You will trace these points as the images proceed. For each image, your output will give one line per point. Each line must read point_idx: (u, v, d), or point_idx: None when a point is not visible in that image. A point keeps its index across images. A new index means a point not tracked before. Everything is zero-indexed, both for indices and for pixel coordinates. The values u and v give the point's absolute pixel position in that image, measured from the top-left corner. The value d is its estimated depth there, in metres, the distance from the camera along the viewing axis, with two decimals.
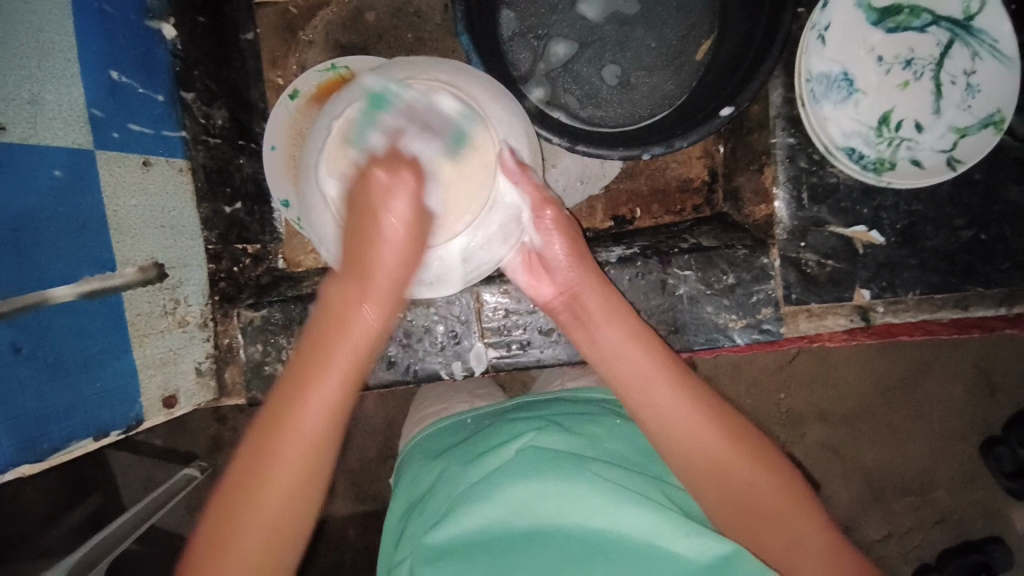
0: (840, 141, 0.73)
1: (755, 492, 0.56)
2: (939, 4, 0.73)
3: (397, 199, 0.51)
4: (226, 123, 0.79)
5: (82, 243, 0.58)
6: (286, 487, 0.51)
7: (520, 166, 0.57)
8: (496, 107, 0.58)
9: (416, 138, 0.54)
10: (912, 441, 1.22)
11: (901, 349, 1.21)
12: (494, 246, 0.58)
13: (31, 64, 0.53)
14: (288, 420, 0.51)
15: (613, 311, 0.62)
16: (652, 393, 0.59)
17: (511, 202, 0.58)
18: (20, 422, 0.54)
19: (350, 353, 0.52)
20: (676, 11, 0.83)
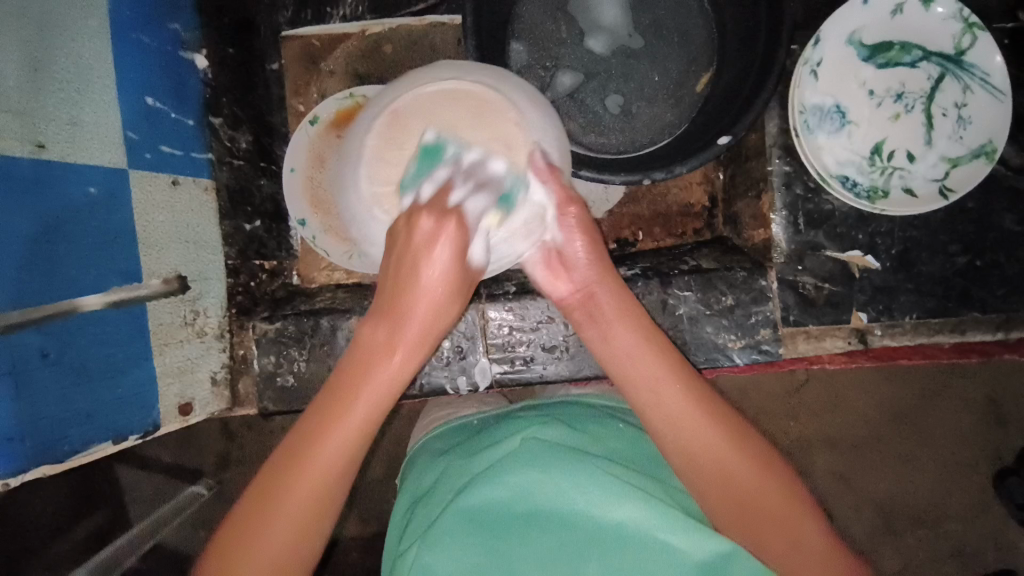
0: (834, 170, 0.76)
1: (758, 495, 0.56)
2: (931, 40, 0.76)
3: (438, 253, 0.54)
4: (250, 146, 0.84)
5: (111, 256, 0.61)
6: (304, 513, 0.53)
7: (550, 167, 0.56)
8: (533, 110, 0.57)
9: (465, 190, 0.54)
10: (924, 472, 1.21)
11: (908, 376, 1.21)
12: (516, 241, 0.58)
13: (72, 89, 0.58)
14: (314, 452, 0.53)
15: (627, 312, 0.62)
16: (662, 391, 0.59)
17: (538, 201, 0.56)
18: (45, 427, 0.56)
19: (381, 397, 0.56)
20: (678, 45, 0.88)
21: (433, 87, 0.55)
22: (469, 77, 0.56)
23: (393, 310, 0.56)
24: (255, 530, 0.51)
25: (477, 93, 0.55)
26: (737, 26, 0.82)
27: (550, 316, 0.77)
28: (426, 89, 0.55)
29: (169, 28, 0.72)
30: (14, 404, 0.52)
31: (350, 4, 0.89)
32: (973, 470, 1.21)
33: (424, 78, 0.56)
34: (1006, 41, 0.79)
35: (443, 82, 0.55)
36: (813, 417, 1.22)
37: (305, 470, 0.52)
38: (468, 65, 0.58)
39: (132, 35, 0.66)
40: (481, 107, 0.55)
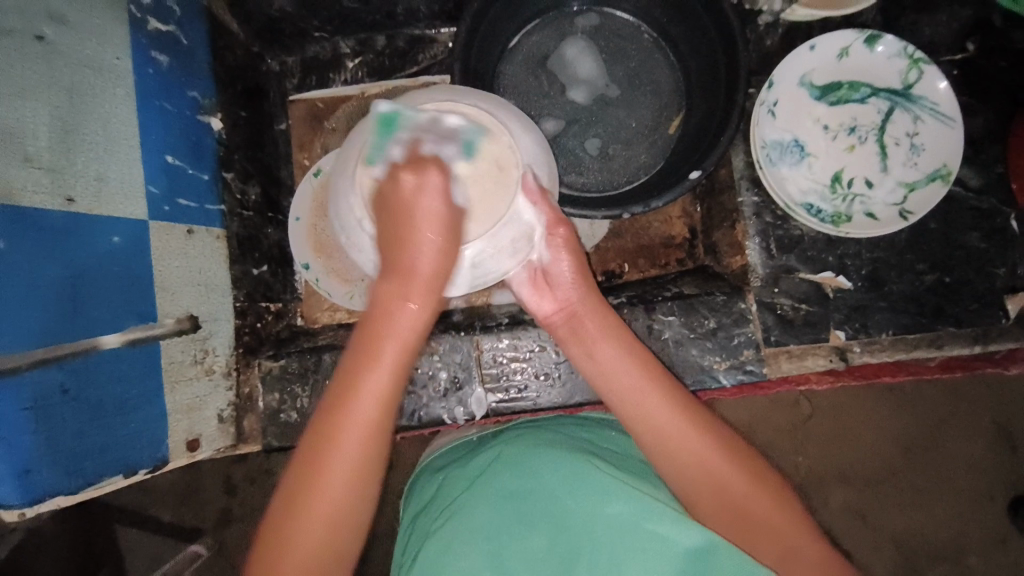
0: (798, 198, 0.83)
1: (749, 501, 0.58)
2: (879, 77, 0.83)
3: (428, 197, 0.54)
4: (258, 198, 0.91)
5: (129, 298, 0.66)
6: (344, 480, 0.55)
7: (540, 190, 0.61)
8: (527, 138, 0.62)
9: (433, 142, 0.58)
10: (939, 504, 1.20)
11: (916, 407, 1.21)
12: (503, 257, 0.61)
13: (99, 150, 0.64)
14: (339, 415, 0.55)
15: (610, 330, 0.65)
16: (648, 404, 0.61)
17: (528, 220, 0.60)
18: (62, 460, 0.58)
19: (393, 351, 0.56)
20: (651, 94, 0.96)
21: (430, 108, 0.59)
22: (464, 100, 0.61)
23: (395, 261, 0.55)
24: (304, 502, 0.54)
25: (471, 115, 0.60)
26: (702, 73, 0.90)
27: (541, 344, 0.81)
28: (423, 107, 0.59)
29: (188, 95, 0.80)
30: (33, 438, 0.55)
31: (351, 71, 1.03)
32: (989, 500, 1.19)
33: (419, 99, 0.61)
34: (957, 72, 0.86)
35: (440, 102, 0.60)
36: (821, 448, 1.22)
37: (334, 433, 0.54)
38: (463, 90, 0.63)
39: (155, 102, 0.74)
40: (477, 129, 0.60)
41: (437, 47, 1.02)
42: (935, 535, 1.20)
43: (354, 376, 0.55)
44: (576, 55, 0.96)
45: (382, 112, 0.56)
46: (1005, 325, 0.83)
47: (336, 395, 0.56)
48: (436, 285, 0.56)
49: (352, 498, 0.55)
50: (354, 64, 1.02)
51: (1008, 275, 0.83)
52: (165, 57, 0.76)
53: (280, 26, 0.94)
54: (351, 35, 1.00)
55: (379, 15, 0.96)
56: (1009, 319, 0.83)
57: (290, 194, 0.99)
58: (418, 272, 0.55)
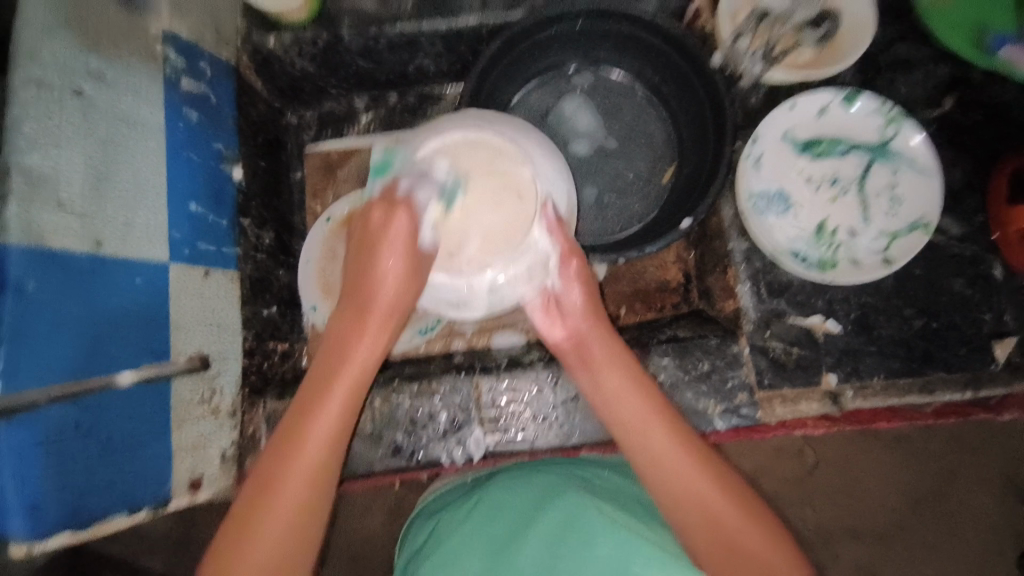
0: (785, 246, 0.86)
1: (745, 540, 0.58)
2: (858, 133, 0.89)
3: (394, 239, 0.63)
4: (271, 242, 0.96)
5: (145, 336, 0.70)
6: (309, 468, 0.62)
7: (557, 221, 0.66)
8: (549, 165, 0.67)
9: (413, 186, 0.64)
10: (950, 558, 1.18)
11: (923, 458, 1.20)
12: (518, 284, 0.66)
13: (127, 196, 0.69)
14: (298, 431, 0.62)
15: (614, 356, 0.68)
16: (648, 434, 0.63)
17: (543, 249, 0.65)
18: (69, 496, 0.60)
19: (352, 372, 0.65)
20: (646, 147, 1.02)
21: (459, 135, 0.65)
22: (490, 126, 0.66)
23: (359, 298, 0.67)
24: (272, 485, 0.61)
25: (498, 143, 0.65)
26: (693, 128, 0.96)
27: (540, 385, 0.83)
28: (452, 134, 0.65)
29: (213, 146, 0.86)
30: (44, 473, 0.57)
31: (363, 124, 1.10)
32: (999, 555, 1.17)
33: (434, 129, 0.66)
34: (934, 127, 0.91)
35: (466, 130, 0.65)
36: (829, 497, 1.20)
37: (292, 449, 0.61)
38: (490, 115, 0.68)
39: (183, 153, 0.80)
40: (499, 157, 0.65)
41: (445, 103, 1.09)
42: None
43: (310, 399, 0.64)
44: (574, 110, 1.03)
45: (376, 159, 0.66)
46: (995, 370, 0.85)
47: (301, 406, 0.64)
48: (390, 317, 0.66)
49: (318, 479, 0.62)
50: (367, 117, 1.10)
51: (994, 321, 0.85)
52: (195, 113, 0.83)
53: (300, 84, 1.01)
54: (365, 92, 1.07)
55: (392, 75, 1.04)
56: (998, 364, 0.85)
57: (301, 238, 1.04)
58: (374, 308, 0.66)
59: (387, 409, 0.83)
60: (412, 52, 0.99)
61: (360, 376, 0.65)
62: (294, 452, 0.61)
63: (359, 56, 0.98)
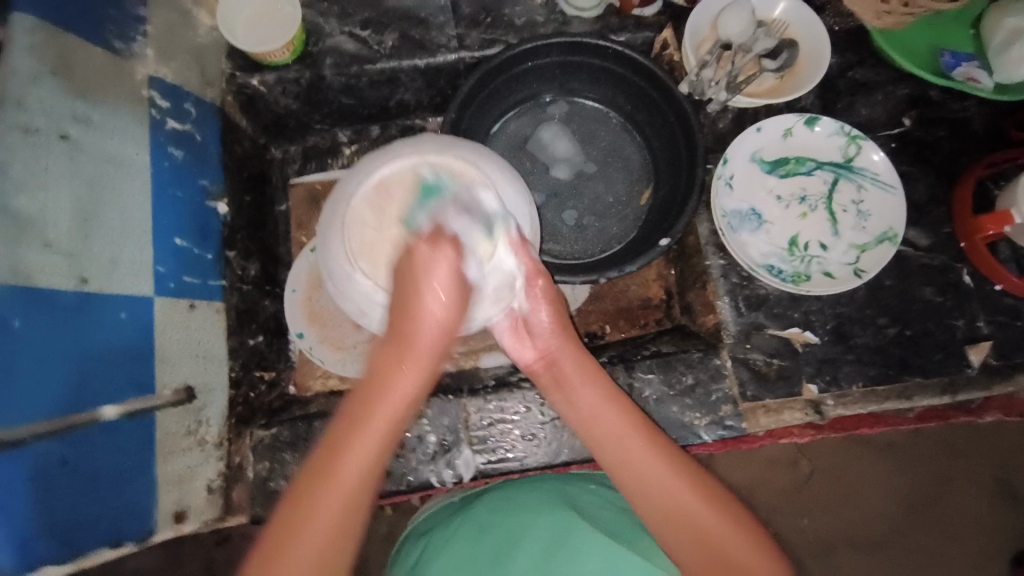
0: (760, 261, 0.89)
1: (730, 549, 0.59)
2: (822, 153, 0.93)
3: (441, 271, 0.58)
4: (257, 273, 0.97)
5: (131, 370, 0.70)
6: (338, 515, 0.57)
7: (521, 242, 0.64)
8: (507, 187, 0.66)
9: (455, 217, 0.60)
10: (950, 565, 1.18)
11: (915, 464, 1.21)
12: (484, 304, 0.64)
13: (114, 234, 0.71)
14: (330, 476, 0.58)
15: (589, 374, 0.68)
16: (628, 448, 0.64)
17: (507, 268, 0.63)
18: (53, 533, 0.59)
19: (391, 419, 0.59)
20: (622, 170, 1.05)
21: (415, 159, 0.64)
22: (449, 149, 0.65)
23: (400, 328, 0.59)
24: (297, 532, 0.56)
25: (454, 165, 0.64)
26: (666, 151, 1.00)
27: (527, 405, 0.84)
28: (409, 158, 0.64)
29: (198, 183, 0.88)
30: (27, 511, 0.57)
31: (347, 156, 1.12)
32: (997, 558, 1.18)
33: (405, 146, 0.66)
34: (894, 144, 0.96)
35: (424, 153, 0.64)
36: (824, 506, 1.20)
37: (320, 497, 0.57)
38: (449, 139, 0.67)
39: (169, 191, 0.82)
40: (459, 178, 0.63)
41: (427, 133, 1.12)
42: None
43: (347, 442, 0.58)
44: (551, 136, 1.06)
45: (426, 180, 0.63)
46: (971, 374, 0.87)
47: (335, 446, 0.58)
48: (435, 355, 0.60)
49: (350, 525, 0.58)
50: (351, 150, 1.12)
51: (967, 326, 0.89)
52: (180, 151, 0.85)
53: (285, 120, 1.04)
54: (348, 125, 1.11)
55: (374, 109, 1.08)
56: (974, 369, 0.87)
57: (287, 268, 1.05)
58: (419, 346, 0.59)
59: None
60: (393, 87, 1.03)
61: (398, 420, 0.60)
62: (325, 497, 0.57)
63: (343, 92, 1.01)
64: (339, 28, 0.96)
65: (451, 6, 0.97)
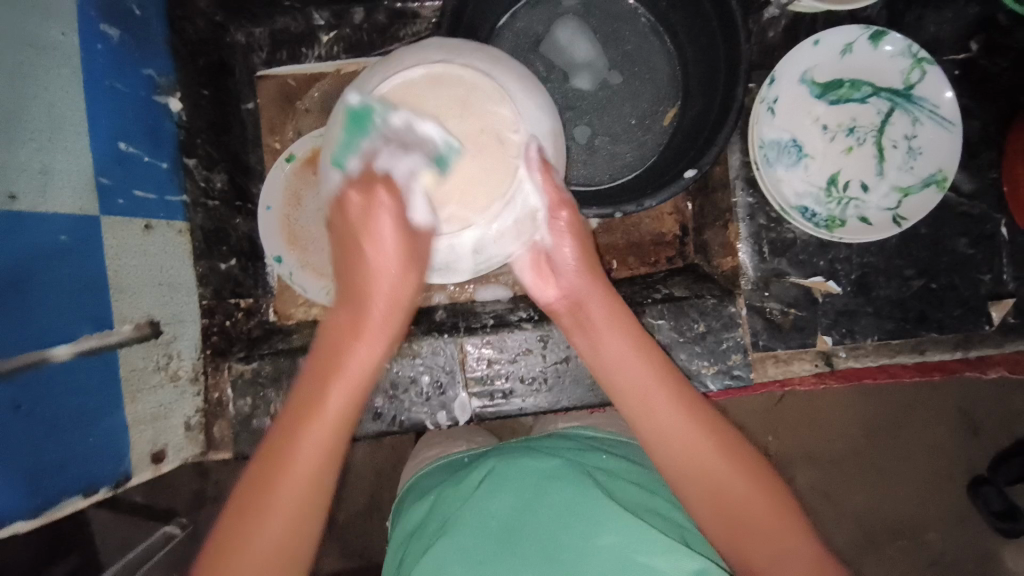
0: (794, 202, 0.80)
1: (748, 504, 0.57)
2: (881, 76, 0.80)
3: (382, 220, 0.53)
4: (224, 186, 0.85)
5: (84, 303, 0.61)
6: (299, 484, 0.52)
7: (544, 165, 0.55)
8: (530, 101, 0.56)
9: (392, 156, 0.53)
10: (900, 483, 1.20)
11: (885, 391, 1.20)
12: (505, 241, 0.56)
13: (42, 137, 0.57)
14: (283, 447, 0.53)
15: (615, 320, 0.62)
16: (653, 402, 0.59)
17: (529, 201, 0.56)
18: (16, 481, 0.54)
19: (348, 385, 0.55)
20: (648, 83, 0.91)
21: (423, 71, 0.54)
22: (460, 61, 0.55)
23: (354, 289, 0.56)
24: (254, 511, 0.52)
25: (468, 80, 0.55)
26: (700, 63, 0.86)
27: (528, 348, 0.78)
28: (414, 71, 0.55)
29: (143, 73, 0.72)
30: None
31: (325, 45, 0.94)
32: (949, 480, 1.20)
33: (413, 56, 0.56)
34: (958, 72, 0.84)
35: (433, 65, 0.55)
36: (796, 440, 1.20)
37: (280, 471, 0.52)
38: (459, 46, 0.57)
39: (104, 83, 0.67)
40: (473, 95, 0.55)
41: (420, 23, 0.93)
42: (903, 519, 1.20)
43: (298, 414, 0.54)
44: (570, 38, 0.90)
45: (352, 106, 0.53)
46: (987, 331, 0.84)
47: (290, 419, 0.54)
48: (391, 317, 0.56)
49: (314, 489, 0.53)
50: (329, 38, 0.93)
51: (993, 281, 0.84)
52: (116, 30, 0.69)
53: None
54: (326, 5, 0.90)
55: None
56: (991, 325, 0.84)
57: (259, 181, 0.93)
58: (373, 309, 0.56)
59: None
60: None
61: (360, 387, 0.56)
62: (281, 469, 0.52)
63: None
64: None
65: None
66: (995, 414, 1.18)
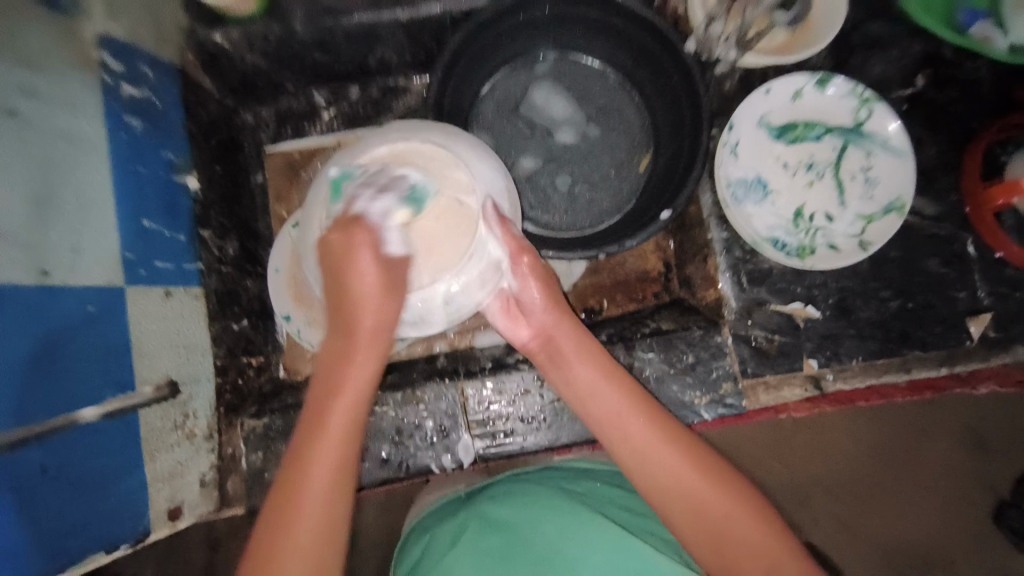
0: (765, 234, 0.86)
1: (730, 521, 0.59)
2: (833, 116, 0.88)
3: (363, 259, 0.56)
4: (236, 252, 0.91)
5: (108, 368, 0.66)
6: (314, 525, 0.55)
7: (501, 220, 0.61)
8: (483, 165, 0.63)
9: (366, 201, 0.57)
10: (920, 510, 1.18)
11: (892, 416, 1.20)
12: (473, 291, 0.62)
13: (74, 219, 0.65)
14: (293, 489, 0.56)
15: (586, 349, 0.65)
16: (629, 429, 0.62)
17: (492, 252, 0.61)
18: (44, 540, 0.57)
19: (346, 407, 0.59)
20: (622, 134, 0.99)
21: (385, 147, 0.61)
22: (416, 137, 0.62)
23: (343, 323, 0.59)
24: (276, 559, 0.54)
25: (427, 151, 0.61)
26: (667, 112, 0.94)
27: (526, 388, 0.82)
28: (378, 149, 0.61)
29: (163, 156, 0.81)
30: (13, 521, 0.54)
31: (326, 120, 1.04)
32: (969, 504, 1.18)
33: (376, 138, 0.63)
34: (906, 106, 0.91)
35: (393, 143, 0.61)
36: (806, 469, 1.20)
37: (291, 513, 0.55)
38: (414, 122, 0.64)
39: (129, 167, 0.74)
40: (431, 163, 0.61)
41: (411, 95, 1.03)
42: (923, 547, 1.18)
43: (301, 449, 0.57)
44: (546, 98, 0.99)
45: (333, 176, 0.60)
46: (970, 346, 0.87)
47: (296, 457, 0.57)
48: (377, 340, 0.59)
49: (334, 509, 0.57)
50: (329, 113, 1.04)
51: (969, 298, 0.87)
52: (139, 120, 0.77)
53: (254, 81, 0.95)
54: (325, 86, 1.02)
55: (352, 67, 0.98)
56: (972, 340, 0.87)
57: (268, 246, 0.99)
58: (360, 335, 0.59)
59: (371, 421, 0.80)
60: (371, 43, 0.94)
61: (357, 408, 0.59)
62: (292, 515, 0.55)
63: (316, 48, 0.92)
64: None
65: None
66: (1009, 434, 1.18)
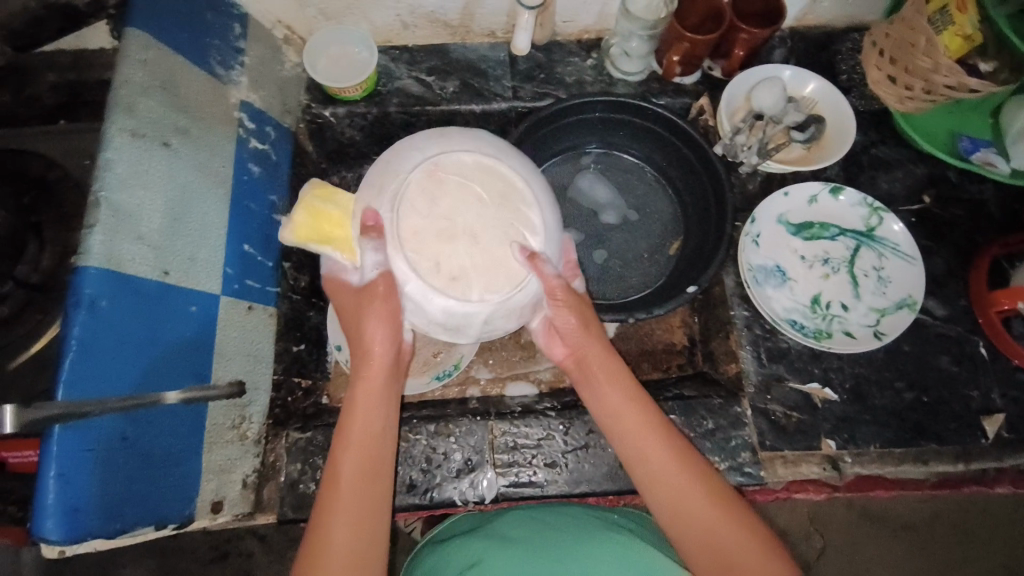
0: (784, 316, 0.94)
1: (741, 551, 0.62)
2: (845, 220, 0.99)
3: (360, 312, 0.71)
4: (307, 285, 1.01)
5: (194, 361, 0.75)
6: (356, 515, 0.65)
7: (532, 259, 0.69)
8: (550, 213, 0.72)
9: None
10: None
11: (928, 550, 1.16)
12: (508, 320, 0.71)
13: (195, 235, 0.78)
14: (333, 484, 0.66)
15: (613, 374, 0.73)
16: (648, 451, 0.68)
17: (535, 291, 0.70)
18: (109, 502, 0.64)
19: (368, 418, 0.70)
20: (655, 221, 1.12)
21: (476, 158, 0.70)
22: (504, 161, 0.71)
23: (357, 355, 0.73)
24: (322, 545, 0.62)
25: (508, 180, 0.71)
26: (697, 206, 1.07)
27: (551, 432, 0.87)
28: (467, 159, 0.70)
29: (269, 198, 0.96)
30: (89, 478, 0.62)
31: None
32: None
33: (467, 146, 0.71)
34: (914, 219, 1.01)
35: (482, 158, 0.70)
36: (838, 574, 1.14)
37: (329, 506, 0.65)
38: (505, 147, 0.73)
39: (244, 203, 0.89)
40: (509, 192, 0.70)
41: None
42: None
43: (334, 455, 0.68)
44: (590, 184, 1.13)
45: None
46: (984, 445, 0.89)
47: (333, 463, 0.67)
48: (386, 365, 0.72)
49: (374, 503, 0.67)
50: None
51: (982, 398, 0.91)
52: (258, 167, 0.94)
53: (346, 149, 1.14)
54: None
55: None
56: (987, 439, 0.89)
57: None
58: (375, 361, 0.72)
59: (403, 447, 0.86)
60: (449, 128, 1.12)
61: (377, 422, 0.70)
62: (333, 502, 0.65)
63: (402, 128, 1.10)
64: (407, 73, 1.07)
65: (510, 62, 1.08)
66: None
